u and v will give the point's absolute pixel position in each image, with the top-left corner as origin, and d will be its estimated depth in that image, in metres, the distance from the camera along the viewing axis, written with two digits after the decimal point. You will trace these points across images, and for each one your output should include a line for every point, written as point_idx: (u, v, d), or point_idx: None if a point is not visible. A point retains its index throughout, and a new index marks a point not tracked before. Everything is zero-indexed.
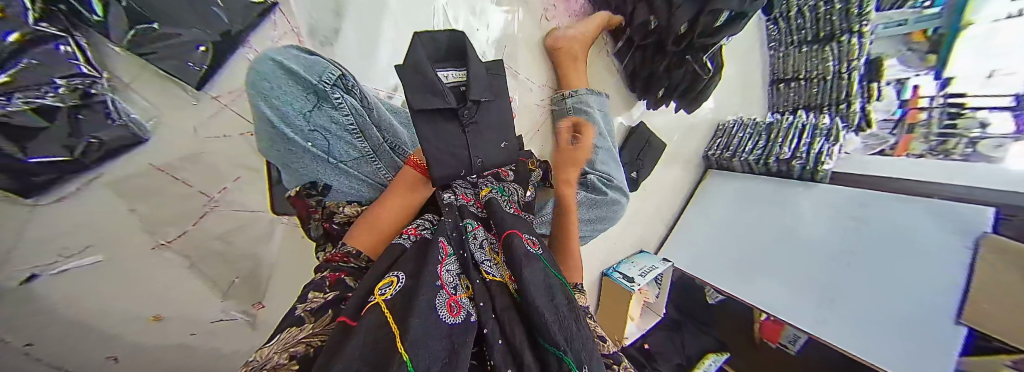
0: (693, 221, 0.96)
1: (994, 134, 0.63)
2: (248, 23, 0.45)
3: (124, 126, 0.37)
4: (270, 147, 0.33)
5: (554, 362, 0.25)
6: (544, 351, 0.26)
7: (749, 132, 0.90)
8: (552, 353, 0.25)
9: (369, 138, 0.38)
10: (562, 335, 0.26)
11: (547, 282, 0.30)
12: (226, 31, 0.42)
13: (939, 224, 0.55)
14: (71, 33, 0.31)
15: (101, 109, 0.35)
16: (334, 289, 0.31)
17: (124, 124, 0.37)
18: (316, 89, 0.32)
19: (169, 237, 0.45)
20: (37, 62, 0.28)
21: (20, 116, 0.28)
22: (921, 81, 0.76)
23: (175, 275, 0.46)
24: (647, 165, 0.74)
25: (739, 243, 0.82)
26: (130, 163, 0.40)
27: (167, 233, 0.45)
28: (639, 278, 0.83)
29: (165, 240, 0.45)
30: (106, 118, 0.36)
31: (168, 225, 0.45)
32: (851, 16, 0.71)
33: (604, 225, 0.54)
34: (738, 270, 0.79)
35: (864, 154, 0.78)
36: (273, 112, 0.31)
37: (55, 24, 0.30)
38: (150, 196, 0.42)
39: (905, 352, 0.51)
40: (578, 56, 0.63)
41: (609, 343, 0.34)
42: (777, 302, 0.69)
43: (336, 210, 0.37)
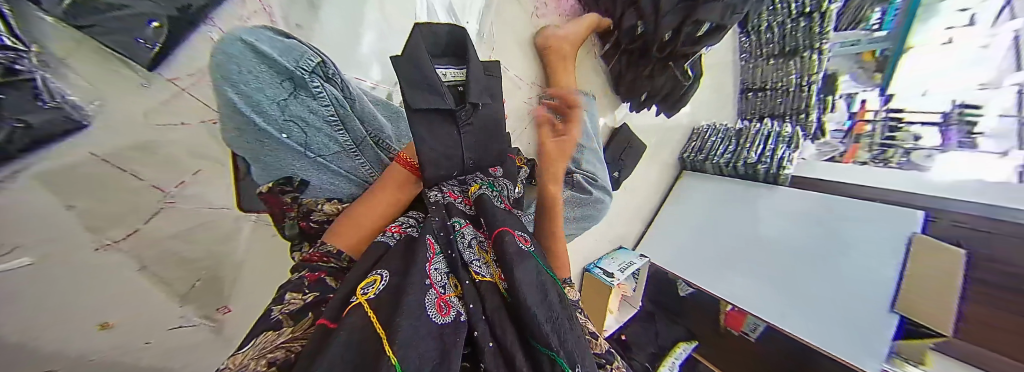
0: (669, 219, 1.00)
1: (925, 146, 0.71)
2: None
3: (56, 108, 0.32)
4: (238, 138, 0.30)
5: (546, 363, 0.25)
6: (535, 351, 0.26)
7: (721, 137, 0.95)
8: (545, 354, 0.25)
9: (351, 130, 0.36)
10: (554, 335, 0.26)
11: (539, 280, 0.30)
12: (186, 6, 0.39)
13: (880, 225, 0.62)
14: None
15: (31, 88, 0.30)
16: (314, 289, 0.29)
17: (55, 107, 0.32)
18: (293, 75, 0.29)
19: (117, 236, 0.42)
20: None
21: None
22: (869, 95, 0.83)
23: (125, 278, 0.43)
24: (629, 165, 0.76)
25: (707, 242, 0.88)
26: (69, 152, 0.35)
27: (114, 233, 0.41)
28: (619, 273, 0.86)
29: (112, 240, 0.41)
30: (37, 99, 0.31)
31: (112, 223, 0.41)
32: (813, 34, 0.75)
33: (587, 224, 0.55)
34: (707, 265, 0.84)
35: (817, 159, 0.87)
36: (241, 98, 0.27)
37: None
38: (89, 190, 0.38)
39: (854, 340, 0.56)
40: (566, 55, 0.63)
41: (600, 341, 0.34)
42: (742, 294, 0.74)
43: (314, 208, 0.35)
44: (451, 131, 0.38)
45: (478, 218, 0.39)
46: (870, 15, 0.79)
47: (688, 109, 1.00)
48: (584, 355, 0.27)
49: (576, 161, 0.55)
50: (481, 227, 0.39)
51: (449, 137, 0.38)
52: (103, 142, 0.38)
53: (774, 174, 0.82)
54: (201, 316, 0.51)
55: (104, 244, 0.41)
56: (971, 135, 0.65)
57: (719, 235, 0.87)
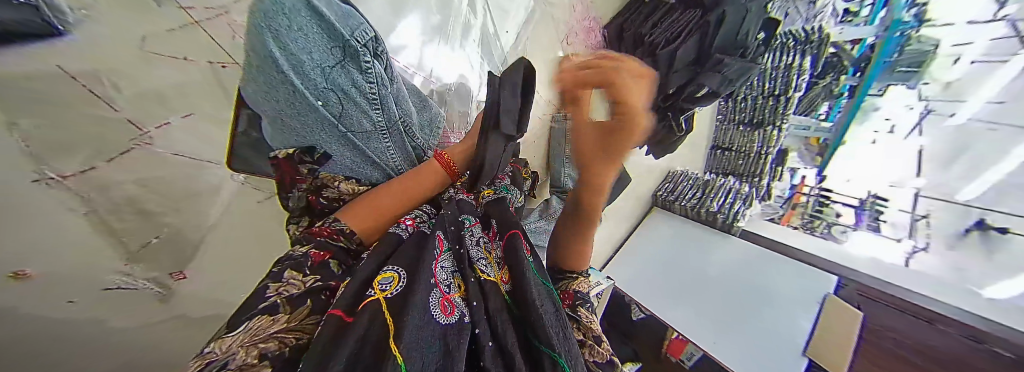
0: (635, 248, 1.09)
1: (843, 224, 0.84)
2: None
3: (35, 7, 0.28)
4: (268, 96, 0.28)
5: (548, 363, 0.25)
6: (538, 352, 0.26)
7: (691, 184, 1.07)
8: (547, 353, 0.25)
9: (386, 111, 0.36)
10: (557, 337, 0.26)
11: (537, 281, 0.32)
12: None
13: (801, 283, 0.75)
14: None
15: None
16: (315, 272, 0.28)
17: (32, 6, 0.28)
18: (346, 45, 0.30)
19: (65, 171, 0.34)
20: None
21: None
22: (808, 173, 0.96)
23: (61, 223, 0.35)
24: (615, 193, 0.82)
25: (663, 274, 0.97)
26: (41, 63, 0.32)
27: (62, 167, 0.34)
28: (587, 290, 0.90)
29: (58, 174, 0.34)
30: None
31: (68, 152, 0.35)
32: (777, 113, 0.88)
33: None
34: (658, 294, 0.94)
35: (761, 219, 0.99)
36: (287, 58, 0.27)
37: None
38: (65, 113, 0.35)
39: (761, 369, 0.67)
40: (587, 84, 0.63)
41: (605, 348, 0.31)
42: (691, 325, 0.82)
43: (329, 183, 0.33)
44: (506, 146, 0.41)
45: (487, 219, 0.40)
46: (820, 106, 0.91)
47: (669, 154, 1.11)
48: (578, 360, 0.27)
49: (576, 181, 0.59)
50: (489, 228, 0.40)
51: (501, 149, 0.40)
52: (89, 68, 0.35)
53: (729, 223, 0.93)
54: (154, 280, 0.46)
55: (45, 178, 0.32)
56: (878, 220, 0.79)
57: (676, 269, 0.96)
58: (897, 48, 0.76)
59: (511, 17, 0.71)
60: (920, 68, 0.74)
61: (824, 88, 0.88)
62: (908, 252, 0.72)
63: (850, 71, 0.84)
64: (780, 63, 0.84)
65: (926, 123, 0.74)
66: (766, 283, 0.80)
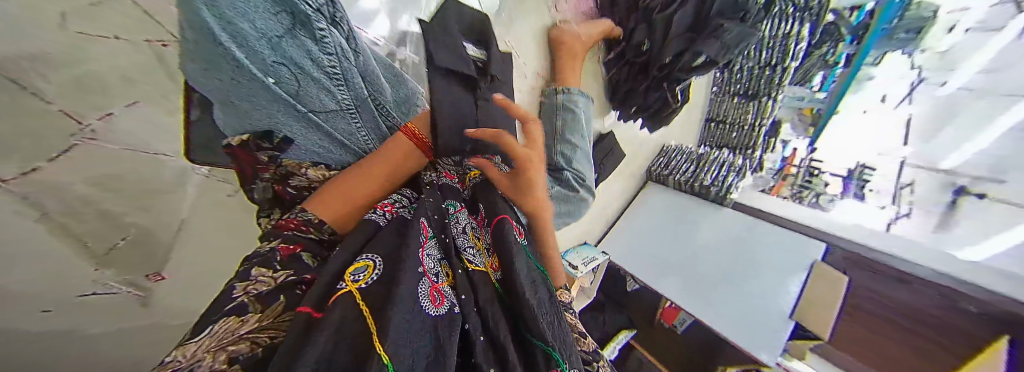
0: (628, 225, 1.08)
1: (830, 193, 0.84)
2: None
3: None
4: (209, 73, 0.24)
5: (540, 356, 0.25)
6: (530, 346, 0.26)
7: (684, 158, 1.05)
8: (540, 347, 0.25)
9: (351, 87, 0.31)
10: (550, 330, 0.26)
11: (531, 272, 0.31)
12: None
13: (789, 250, 0.76)
14: None
15: None
16: (287, 267, 0.26)
17: None
18: (294, 10, 0.25)
19: (7, 175, 0.33)
20: None
21: None
22: (800, 144, 0.93)
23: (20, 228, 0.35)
24: (608, 170, 0.80)
25: (658, 250, 0.97)
26: None
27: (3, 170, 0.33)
28: (583, 266, 0.91)
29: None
30: None
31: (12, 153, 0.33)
32: (772, 84, 0.86)
33: (565, 220, 0.57)
34: (650, 267, 0.94)
35: (753, 190, 1.00)
36: (224, 26, 0.22)
37: None
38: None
39: (756, 336, 0.69)
40: (577, 54, 0.61)
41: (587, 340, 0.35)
42: (680, 296, 0.84)
43: (296, 171, 0.32)
44: (468, 98, 0.37)
45: (473, 202, 0.39)
46: (814, 76, 0.85)
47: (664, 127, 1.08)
48: (572, 352, 0.27)
49: (568, 159, 0.56)
50: (475, 213, 0.38)
51: (464, 107, 0.36)
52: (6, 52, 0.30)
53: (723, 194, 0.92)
54: (129, 283, 0.45)
55: None
56: (864, 188, 0.78)
57: (669, 243, 0.97)
58: (900, 12, 0.69)
59: None
60: (919, 34, 0.68)
61: (820, 57, 0.81)
62: (890, 218, 0.72)
63: (849, 39, 0.76)
64: (777, 31, 0.78)
65: (917, 93, 0.70)
66: (756, 252, 0.81)
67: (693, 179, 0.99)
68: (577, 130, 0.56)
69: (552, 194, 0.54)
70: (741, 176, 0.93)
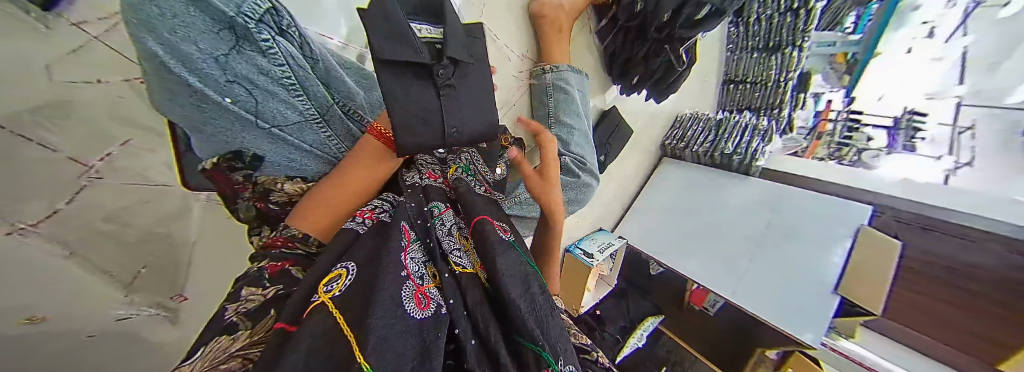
0: (643, 205, 1.01)
1: (873, 148, 0.74)
2: None
3: None
4: (168, 100, 0.24)
5: (531, 356, 0.26)
6: (519, 347, 0.27)
7: (701, 127, 0.95)
8: (531, 349, 0.26)
9: (311, 95, 0.31)
10: (537, 327, 0.26)
11: (523, 275, 0.31)
12: None
13: (830, 218, 0.68)
14: None
15: None
16: (276, 282, 0.26)
17: None
18: (233, 24, 0.23)
19: (35, 219, 0.34)
20: None
21: None
22: (834, 96, 0.85)
23: None
24: (614, 151, 0.75)
25: (682, 231, 0.90)
26: None
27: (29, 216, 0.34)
28: (599, 253, 0.85)
29: (29, 224, 0.34)
30: None
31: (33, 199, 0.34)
32: (797, 31, 0.75)
33: (572, 208, 0.54)
34: (672, 250, 0.88)
35: (783, 154, 0.88)
36: (169, 53, 0.21)
37: None
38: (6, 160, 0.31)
39: (796, 318, 0.62)
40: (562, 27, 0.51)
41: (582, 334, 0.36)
42: (706, 275, 0.78)
43: (272, 187, 0.32)
44: (428, 94, 0.34)
45: (456, 202, 0.40)
46: (846, 17, 0.76)
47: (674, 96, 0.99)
48: (566, 347, 0.27)
49: (565, 143, 0.52)
50: (460, 213, 0.39)
51: (428, 100, 0.34)
52: (7, 105, 0.31)
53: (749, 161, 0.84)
54: (157, 305, 0.48)
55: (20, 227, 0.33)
56: (913, 139, 0.69)
57: (692, 222, 0.89)
58: None
59: None
60: None
61: None
62: (949, 169, 0.62)
63: None
64: None
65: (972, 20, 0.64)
66: (785, 220, 0.74)
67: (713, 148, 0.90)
68: (572, 109, 0.53)
69: None
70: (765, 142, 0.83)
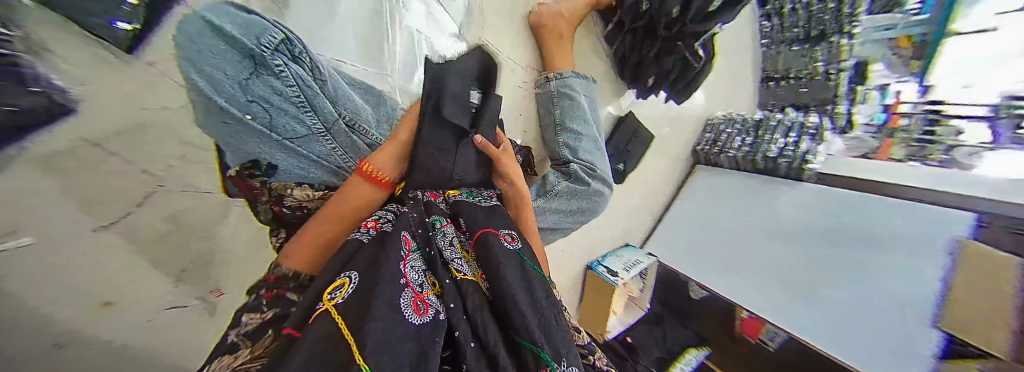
0: (675, 218, 0.92)
1: (969, 142, 0.60)
2: None
3: None
4: (207, 116, 0.30)
5: (529, 357, 0.27)
6: (518, 346, 0.28)
7: (738, 129, 0.86)
8: (528, 349, 0.27)
9: (319, 112, 0.34)
10: (537, 328, 0.28)
11: (518, 265, 0.33)
12: None
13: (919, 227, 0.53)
14: None
15: None
16: (274, 305, 0.29)
17: None
18: (252, 53, 0.28)
19: None
20: None
21: None
22: (905, 87, 0.73)
23: None
24: (636, 156, 0.73)
25: (725, 247, 0.78)
26: None
27: None
28: (624, 271, 0.80)
29: None
30: None
31: None
32: (842, 15, 0.72)
33: (584, 218, 0.51)
34: (715, 271, 0.77)
35: (848, 156, 0.72)
36: (207, 81, 0.27)
37: None
38: None
39: (870, 352, 0.51)
40: (563, 34, 0.53)
41: (584, 335, 0.37)
42: (760, 302, 0.66)
43: (284, 192, 0.34)
44: (448, 145, 0.40)
45: (457, 217, 0.41)
46: None
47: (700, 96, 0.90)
48: (569, 348, 0.29)
49: (573, 149, 0.52)
50: (460, 227, 0.40)
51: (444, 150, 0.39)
52: None
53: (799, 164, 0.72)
54: None
55: None
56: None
57: (733, 235, 0.78)
58: None
59: None
60: None
61: None
62: None
63: None
64: None
65: None
66: (856, 228, 0.60)
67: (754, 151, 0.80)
68: (579, 115, 0.52)
69: (560, 189, 0.50)
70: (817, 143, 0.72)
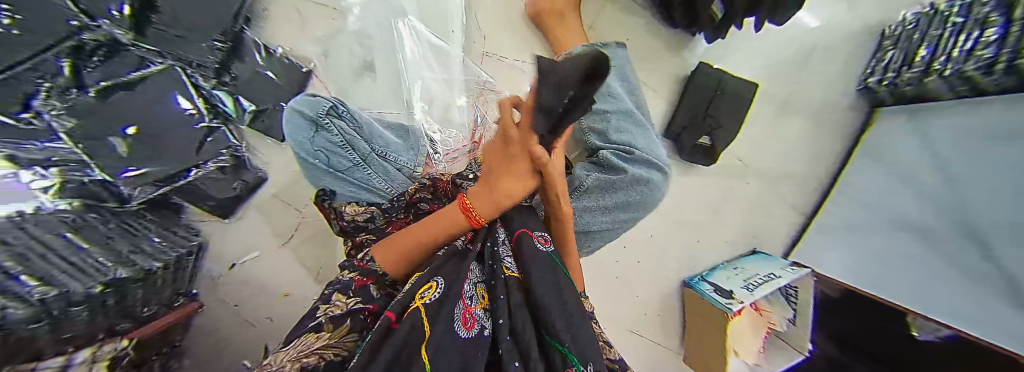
0: (850, 216, 0.65)
1: None
2: (298, 85, 0.59)
3: (258, 175, 0.60)
4: (304, 167, 0.44)
5: (557, 362, 0.18)
6: (545, 346, 0.20)
7: (918, 37, 0.55)
8: (554, 349, 0.19)
9: (358, 149, 0.43)
10: (564, 319, 0.20)
11: (549, 264, 0.25)
12: (280, 88, 0.57)
13: None
14: (227, 123, 0.54)
15: (247, 168, 0.58)
16: (359, 294, 0.29)
17: (258, 176, 0.60)
18: (314, 119, 0.41)
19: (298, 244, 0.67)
20: (225, 151, 0.53)
21: (212, 172, 0.52)
22: None
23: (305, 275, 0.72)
24: (727, 123, 0.62)
25: (980, 242, 0.43)
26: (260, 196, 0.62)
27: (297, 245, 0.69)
28: (743, 290, 0.59)
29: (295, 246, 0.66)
30: (251, 171, 0.59)
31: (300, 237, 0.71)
32: None
33: (630, 214, 0.41)
34: (968, 296, 0.44)
35: None
36: (295, 142, 0.42)
37: (219, 119, 0.53)
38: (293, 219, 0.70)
39: None
40: (565, 12, 0.54)
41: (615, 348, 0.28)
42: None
43: (342, 210, 0.41)
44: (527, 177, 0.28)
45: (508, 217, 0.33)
46: None
47: (838, 17, 0.65)
48: (599, 356, 0.19)
49: (602, 134, 0.46)
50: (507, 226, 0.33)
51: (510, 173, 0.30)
52: None
53: (951, 80, 0.48)
54: None
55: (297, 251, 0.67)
56: None
57: (974, 210, 0.45)
58: None
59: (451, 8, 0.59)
60: None
61: None
62: None
63: None
64: None
65: None
66: None
67: (960, 58, 0.46)
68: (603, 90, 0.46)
69: (590, 183, 0.41)
70: (970, 59, 0.45)
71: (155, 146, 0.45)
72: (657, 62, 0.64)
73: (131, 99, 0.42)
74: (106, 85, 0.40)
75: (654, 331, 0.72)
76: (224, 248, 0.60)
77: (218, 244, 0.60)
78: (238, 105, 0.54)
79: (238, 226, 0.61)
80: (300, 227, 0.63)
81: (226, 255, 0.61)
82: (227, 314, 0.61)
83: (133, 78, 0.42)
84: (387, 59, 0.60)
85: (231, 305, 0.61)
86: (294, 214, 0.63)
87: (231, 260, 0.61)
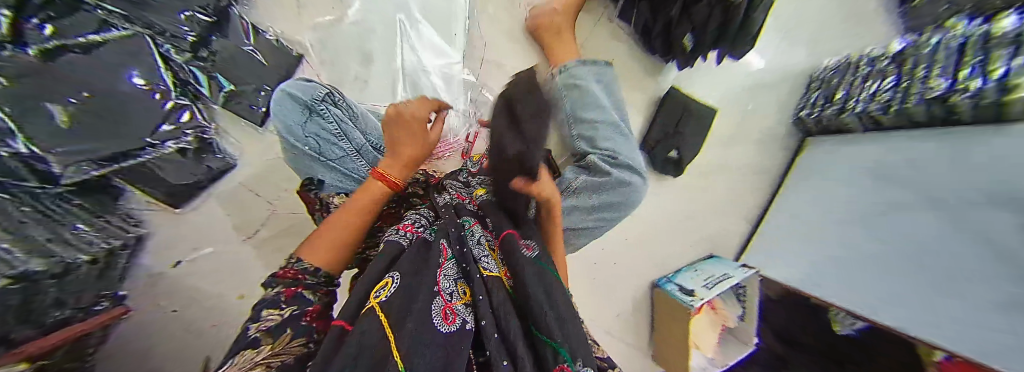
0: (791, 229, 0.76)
1: None
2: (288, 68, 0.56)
3: (224, 159, 0.55)
4: (290, 154, 0.42)
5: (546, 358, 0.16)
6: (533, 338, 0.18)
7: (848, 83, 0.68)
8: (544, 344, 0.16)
9: (353, 139, 0.42)
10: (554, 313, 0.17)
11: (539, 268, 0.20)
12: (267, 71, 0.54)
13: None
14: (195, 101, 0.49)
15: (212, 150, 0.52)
16: (294, 302, 0.21)
17: (223, 159, 0.54)
18: (307, 105, 0.40)
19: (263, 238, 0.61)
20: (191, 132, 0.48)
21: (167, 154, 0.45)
22: None
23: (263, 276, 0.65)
24: (690, 140, 0.71)
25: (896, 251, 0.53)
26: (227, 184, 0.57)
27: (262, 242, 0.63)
28: (705, 289, 0.66)
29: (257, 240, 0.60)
30: (216, 154, 0.53)
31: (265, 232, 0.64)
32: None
33: (615, 213, 0.45)
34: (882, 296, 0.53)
35: None
36: (283, 127, 0.40)
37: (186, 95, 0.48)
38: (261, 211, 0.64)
39: None
40: (560, 29, 0.60)
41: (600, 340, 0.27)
42: (969, 318, 0.43)
43: (329, 200, 0.38)
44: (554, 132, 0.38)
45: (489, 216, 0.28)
46: None
47: (775, 58, 0.79)
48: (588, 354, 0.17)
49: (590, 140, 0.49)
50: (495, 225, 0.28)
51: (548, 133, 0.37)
52: None
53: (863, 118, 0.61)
54: None
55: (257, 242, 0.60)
56: None
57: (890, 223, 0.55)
58: None
59: (455, 13, 0.62)
60: None
61: None
62: None
63: None
64: None
65: None
66: None
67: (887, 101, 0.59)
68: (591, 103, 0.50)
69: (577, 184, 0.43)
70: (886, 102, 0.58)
71: (98, 120, 0.35)
72: (638, 83, 0.72)
73: (88, 62, 0.34)
74: (55, 44, 0.31)
75: (626, 333, 0.76)
76: (172, 242, 0.54)
77: (164, 238, 0.53)
78: (215, 84, 0.51)
79: (192, 218, 0.55)
80: (269, 220, 0.59)
81: (172, 252, 0.54)
82: (162, 321, 0.53)
83: (91, 40, 0.35)
84: (385, 52, 0.60)
85: (168, 311, 0.53)
86: (263, 205, 0.58)
87: (177, 257, 0.54)
